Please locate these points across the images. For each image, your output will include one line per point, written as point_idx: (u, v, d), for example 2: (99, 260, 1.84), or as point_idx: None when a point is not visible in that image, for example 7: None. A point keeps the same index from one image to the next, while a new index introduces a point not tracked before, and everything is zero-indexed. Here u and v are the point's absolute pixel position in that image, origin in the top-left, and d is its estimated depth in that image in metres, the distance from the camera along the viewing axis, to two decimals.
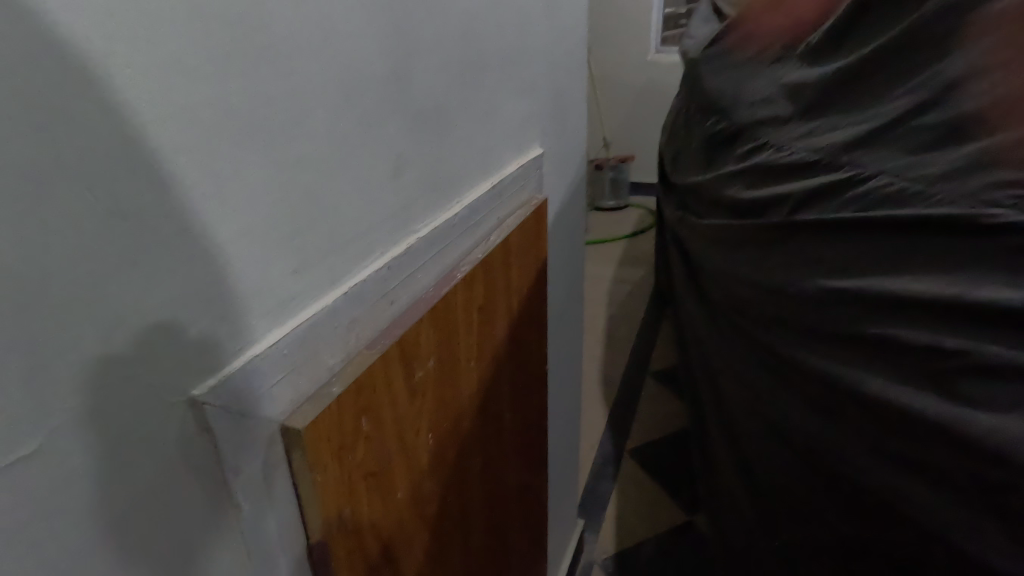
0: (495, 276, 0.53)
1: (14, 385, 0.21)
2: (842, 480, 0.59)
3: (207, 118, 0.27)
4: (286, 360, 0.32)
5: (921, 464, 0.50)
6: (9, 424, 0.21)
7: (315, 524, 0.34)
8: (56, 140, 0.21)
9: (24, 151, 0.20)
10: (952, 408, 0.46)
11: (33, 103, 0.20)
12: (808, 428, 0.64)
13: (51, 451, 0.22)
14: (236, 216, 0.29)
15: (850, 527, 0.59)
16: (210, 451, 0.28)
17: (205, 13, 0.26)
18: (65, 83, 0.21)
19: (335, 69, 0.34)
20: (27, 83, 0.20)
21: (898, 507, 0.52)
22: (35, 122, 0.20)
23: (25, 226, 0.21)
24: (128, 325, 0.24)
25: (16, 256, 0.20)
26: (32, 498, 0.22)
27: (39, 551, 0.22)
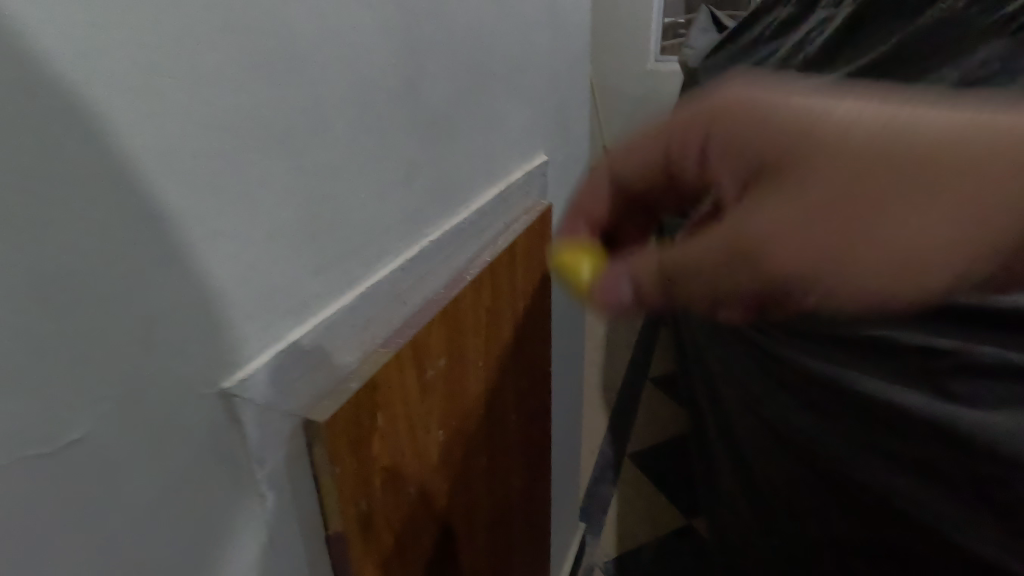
0: (503, 279, 0.54)
1: (62, 376, 0.22)
2: (835, 478, 0.61)
3: (236, 126, 0.28)
4: (307, 356, 0.34)
5: (910, 461, 0.51)
6: (58, 412, 0.22)
7: (332, 514, 0.36)
8: (105, 148, 0.23)
9: (71, 158, 0.22)
10: (941, 405, 0.48)
11: (83, 113, 0.22)
12: (805, 426, 0.65)
13: (94, 438, 0.24)
14: (262, 218, 0.31)
15: (845, 523, 0.61)
16: (236, 441, 0.30)
17: (234, 27, 0.27)
18: (113, 95, 0.23)
19: (352, 79, 0.36)
20: (78, 96, 0.22)
21: (890, 503, 0.54)
22: (82, 131, 0.22)
23: (75, 227, 0.22)
24: (163, 321, 0.26)
25: (65, 255, 0.22)
26: (77, 482, 0.23)
27: (82, 532, 0.24)
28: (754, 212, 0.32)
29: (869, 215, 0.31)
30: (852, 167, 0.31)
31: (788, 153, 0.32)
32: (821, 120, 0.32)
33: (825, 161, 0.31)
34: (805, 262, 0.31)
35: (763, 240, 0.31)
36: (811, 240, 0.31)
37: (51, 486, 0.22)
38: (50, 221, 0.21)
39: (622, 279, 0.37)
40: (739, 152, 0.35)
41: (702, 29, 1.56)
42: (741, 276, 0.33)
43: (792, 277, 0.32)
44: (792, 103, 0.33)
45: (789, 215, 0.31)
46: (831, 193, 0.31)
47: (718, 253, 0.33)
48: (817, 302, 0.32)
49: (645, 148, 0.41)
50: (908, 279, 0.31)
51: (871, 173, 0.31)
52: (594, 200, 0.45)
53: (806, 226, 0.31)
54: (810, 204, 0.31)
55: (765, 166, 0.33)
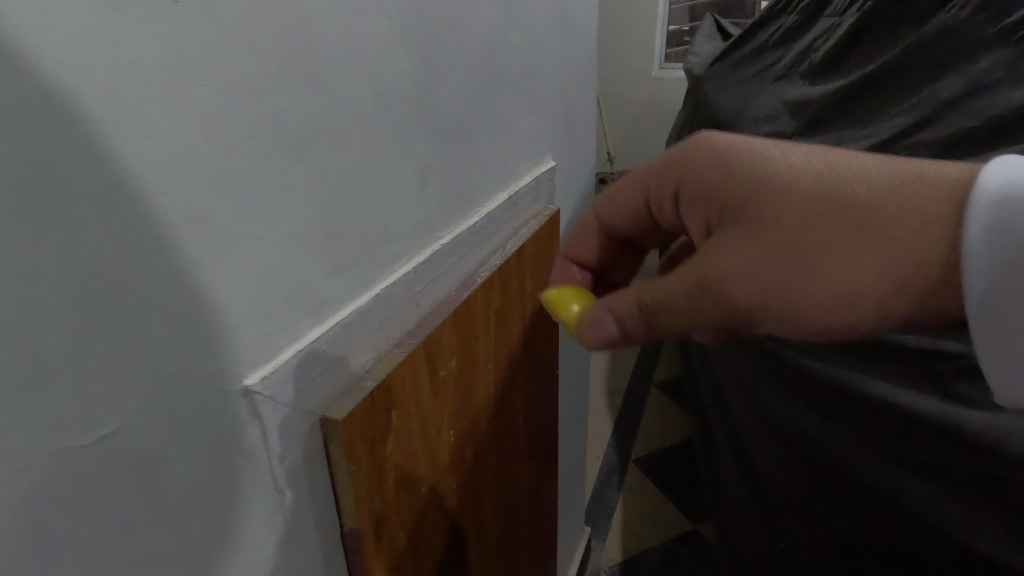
0: (512, 282, 0.55)
1: (100, 373, 0.23)
2: (842, 481, 0.61)
3: (260, 133, 0.29)
4: (325, 356, 0.35)
5: (914, 462, 0.52)
6: (97, 408, 0.23)
7: (348, 512, 0.37)
8: (142, 152, 0.24)
9: (112, 165, 0.23)
10: (947, 408, 0.48)
11: (124, 121, 0.23)
12: (813, 430, 0.65)
13: (127, 432, 0.25)
14: (284, 221, 0.32)
15: (851, 525, 0.61)
16: (257, 438, 0.31)
17: (260, 38, 0.29)
18: (149, 103, 0.24)
19: (370, 87, 0.37)
20: (121, 105, 0.23)
21: (895, 505, 0.54)
22: (122, 137, 0.23)
23: (111, 229, 0.23)
24: (191, 320, 0.27)
25: (103, 256, 0.23)
26: (111, 474, 0.24)
27: (115, 523, 0.25)
28: (715, 253, 0.38)
29: (810, 256, 0.36)
30: (792, 218, 0.36)
31: (742, 203, 0.38)
32: (768, 175, 0.37)
33: (772, 210, 0.37)
34: (754, 299, 0.37)
35: (721, 280, 0.37)
36: (763, 280, 0.36)
37: (87, 478, 0.23)
38: (89, 222, 0.22)
39: (606, 316, 0.42)
40: (705, 198, 0.40)
41: (707, 37, 1.57)
42: (705, 309, 0.38)
43: (746, 310, 0.37)
44: (744, 160, 0.39)
45: (743, 258, 0.37)
46: (777, 239, 0.36)
47: (685, 291, 0.39)
48: (775, 330, 0.38)
49: (628, 193, 0.46)
50: (843, 309, 0.35)
51: (810, 218, 0.36)
52: (586, 240, 0.51)
53: (756, 268, 0.36)
54: (759, 246, 0.37)
55: (724, 212, 0.39)
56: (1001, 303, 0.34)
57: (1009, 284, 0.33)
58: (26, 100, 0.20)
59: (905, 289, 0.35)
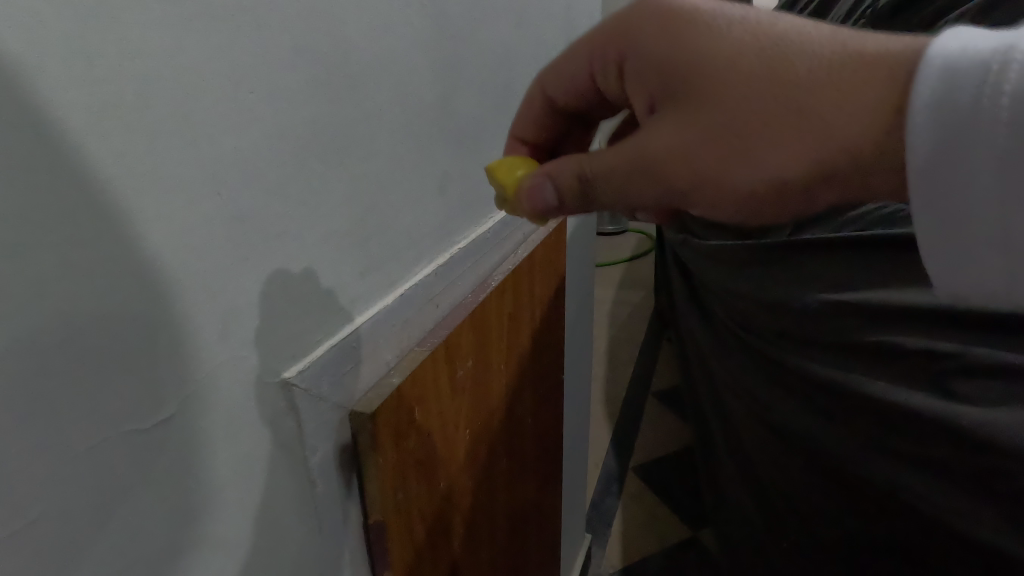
0: (523, 286, 0.57)
1: (161, 360, 0.26)
2: (844, 480, 0.63)
3: (302, 140, 0.31)
4: (355, 351, 0.37)
5: (913, 458, 0.54)
6: (158, 394, 0.26)
7: (373, 505, 0.38)
8: (204, 158, 0.26)
9: (180, 170, 0.25)
10: (945, 405, 0.50)
11: (189, 130, 0.25)
12: (813, 431, 0.67)
13: (182, 418, 0.27)
14: (319, 223, 0.33)
15: (853, 524, 0.63)
16: (294, 429, 0.33)
17: (304, 51, 0.31)
18: (208, 113, 0.26)
19: (398, 96, 0.39)
20: (188, 116, 0.25)
21: (893, 501, 0.56)
22: (187, 144, 0.25)
23: (177, 227, 0.25)
24: (239, 313, 0.29)
25: (169, 253, 0.25)
26: (168, 455, 0.27)
27: (170, 500, 0.27)
28: (653, 132, 0.35)
29: (745, 134, 0.32)
30: (727, 93, 0.33)
31: (684, 74, 0.34)
32: (714, 44, 0.33)
33: (709, 83, 0.33)
34: (690, 179, 0.34)
35: (659, 159, 0.35)
36: (693, 160, 0.34)
37: (147, 457, 0.26)
38: (159, 224, 0.25)
39: (546, 181, 0.39)
40: (649, 70, 0.36)
41: None
42: (643, 185, 0.36)
43: (680, 188, 0.35)
44: (694, 25, 0.34)
45: (680, 137, 0.34)
46: (715, 116, 0.33)
47: (631, 165, 0.36)
48: (709, 210, 0.35)
49: (574, 68, 0.41)
50: (772, 195, 0.33)
51: (751, 95, 0.32)
52: (529, 118, 0.46)
53: (690, 149, 0.34)
54: (698, 122, 0.33)
55: (669, 84, 0.35)
56: (940, 176, 0.30)
57: (946, 157, 0.30)
58: (113, 109, 0.22)
59: (833, 170, 0.32)
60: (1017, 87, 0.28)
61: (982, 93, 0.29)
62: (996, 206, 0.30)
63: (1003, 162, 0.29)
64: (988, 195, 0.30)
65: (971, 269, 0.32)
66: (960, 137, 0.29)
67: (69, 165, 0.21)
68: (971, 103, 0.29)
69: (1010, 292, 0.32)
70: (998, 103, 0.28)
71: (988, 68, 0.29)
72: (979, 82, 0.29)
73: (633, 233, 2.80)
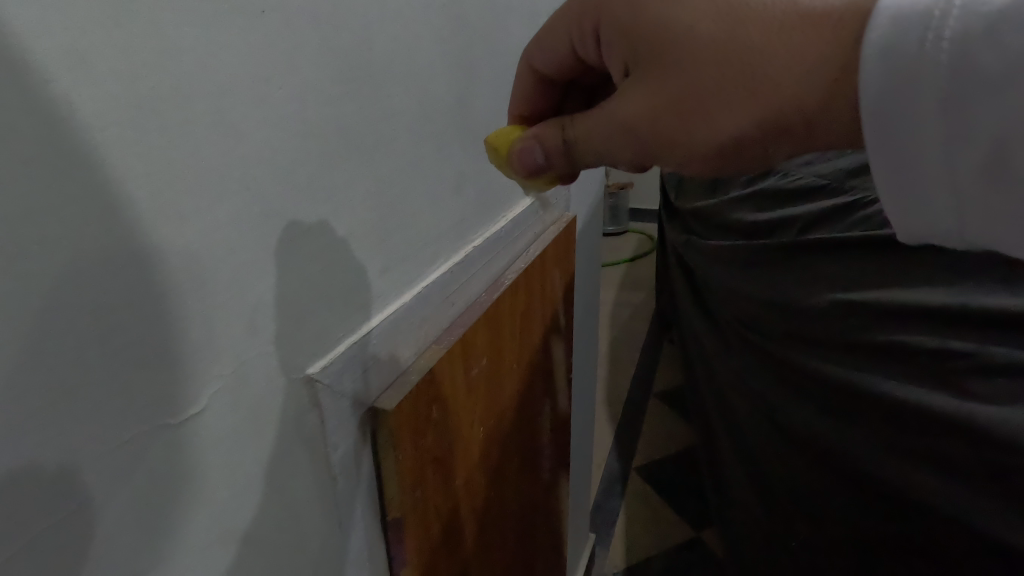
0: (535, 285, 0.57)
1: (192, 355, 0.26)
2: (854, 478, 0.63)
3: (326, 137, 0.32)
4: (377, 349, 0.37)
5: (925, 455, 0.54)
6: (189, 389, 0.26)
7: (391, 501, 0.38)
8: (236, 155, 0.26)
9: (213, 167, 0.26)
10: (960, 403, 0.51)
11: (223, 126, 0.26)
12: (821, 430, 0.68)
13: (211, 412, 0.27)
14: (343, 220, 0.34)
15: (863, 522, 0.63)
16: (317, 425, 0.33)
17: (330, 48, 0.31)
18: (240, 110, 0.26)
19: (419, 93, 0.39)
20: (221, 112, 0.25)
21: (902, 498, 0.57)
22: (221, 141, 0.26)
23: (209, 225, 0.26)
24: (267, 309, 0.29)
25: (201, 250, 0.26)
26: (197, 449, 0.27)
27: (196, 493, 0.28)
28: (628, 96, 0.37)
29: (706, 96, 0.35)
30: (694, 58, 0.35)
31: (654, 42, 0.36)
32: (678, 10, 0.35)
33: (677, 49, 0.35)
34: (660, 141, 0.37)
35: (632, 123, 0.37)
36: (662, 122, 0.36)
37: (177, 451, 0.26)
38: (193, 222, 0.25)
39: (533, 143, 0.41)
40: (624, 38, 0.37)
41: None
42: (619, 148, 0.39)
43: (652, 149, 0.38)
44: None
45: (650, 102, 0.36)
46: (679, 82, 0.35)
47: (607, 129, 0.38)
48: (682, 167, 0.38)
49: (558, 41, 0.42)
50: (734, 153, 0.36)
51: (711, 57, 0.34)
52: (520, 95, 0.46)
53: (658, 114, 0.36)
54: (666, 88, 0.36)
55: (639, 52, 0.37)
56: (890, 118, 0.32)
57: (895, 99, 0.31)
58: (153, 107, 0.23)
59: (785, 125, 0.34)
60: (958, 29, 0.29)
61: (926, 38, 0.30)
62: (943, 144, 0.31)
63: (947, 100, 0.30)
64: (936, 134, 0.31)
65: (925, 205, 0.34)
66: (905, 79, 0.31)
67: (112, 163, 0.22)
68: (916, 48, 0.30)
69: (964, 229, 0.34)
70: (939, 46, 0.30)
71: (931, 13, 0.30)
72: (923, 26, 0.30)
73: (632, 234, 2.80)
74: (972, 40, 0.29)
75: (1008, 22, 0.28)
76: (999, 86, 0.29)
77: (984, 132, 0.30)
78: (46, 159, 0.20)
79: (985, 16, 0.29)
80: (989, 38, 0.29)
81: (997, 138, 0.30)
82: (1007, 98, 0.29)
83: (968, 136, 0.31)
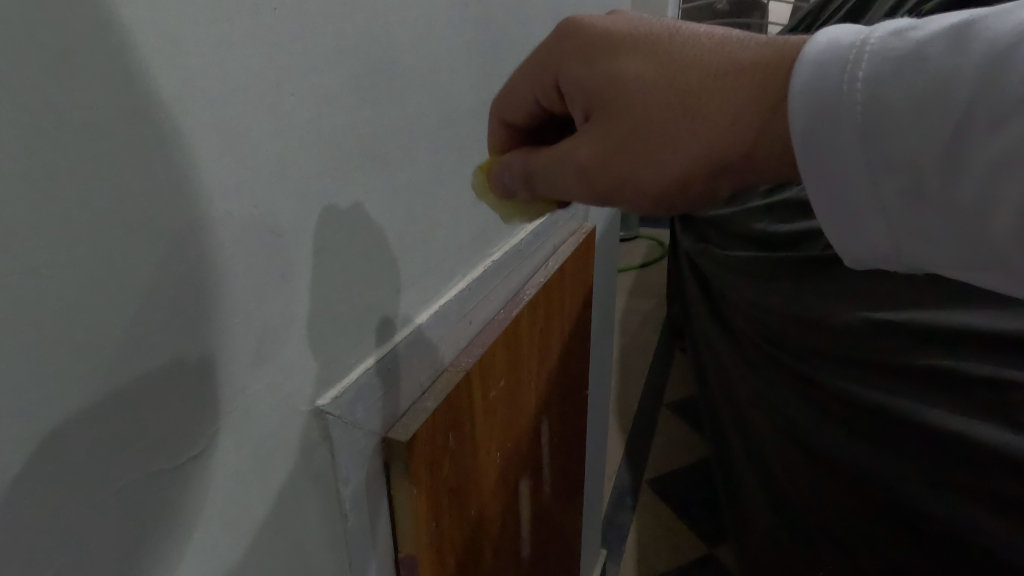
0: (554, 301, 0.54)
1: (195, 389, 0.24)
2: (900, 511, 0.61)
3: (339, 150, 0.30)
4: (389, 375, 0.35)
5: (984, 491, 0.52)
6: (192, 425, 0.24)
7: (405, 537, 0.36)
8: (241, 170, 0.25)
9: (219, 184, 0.24)
10: (1013, 439, 0.48)
11: (230, 136, 0.24)
12: (865, 459, 0.65)
13: (214, 451, 0.26)
14: (358, 239, 0.32)
15: (909, 558, 0.61)
16: (327, 458, 0.31)
17: (345, 54, 0.29)
18: (252, 117, 0.25)
19: (436, 101, 0.37)
20: (228, 120, 0.24)
21: (958, 534, 0.54)
22: (227, 154, 0.24)
23: (214, 245, 0.24)
24: (274, 334, 0.28)
25: (207, 274, 0.24)
26: (200, 489, 0.25)
27: (199, 535, 0.26)
28: (581, 139, 0.36)
29: (648, 140, 0.34)
30: (641, 106, 0.34)
31: (606, 90, 0.35)
32: (622, 59, 0.35)
33: (626, 97, 0.35)
34: (612, 184, 0.36)
35: (585, 164, 0.36)
36: (613, 165, 0.35)
37: (179, 494, 0.24)
38: (197, 242, 0.23)
39: (504, 168, 0.40)
40: (577, 85, 0.36)
41: None
42: (574, 187, 0.38)
43: (604, 191, 0.36)
44: (605, 44, 0.36)
45: (600, 145, 0.35)
46: (625, 128, 0.35)
47: (561, 169, 0.37)
48: (633, 208, 0.37)
49: (517, 91, 0.40)
50: (681, 196, 0.34)
51: (651, 104, 0.34)
52: (495, 143, 0.43)
53: (608, 156, 0.35)
54: (615, 132, 0.35)
55: (592, 98, 0.36)
56: (818, 155, 0.31)
57: (820, 137, 0.30)
58: (152, 116, 0.21)
59: (724, 164, 0.33)
60: (870, 72, 0.29)
61: (843, 80, 0.30)
62: (869, 176, 0.30)
63: (864, 134, 0.29)
64: (861, 167, 0.30)
65: (862, 233, 0.32)
66: (830, 121, 0.30)
67: (109, 181, 0.20)
68: (835, 89, 0.30)
69: (903, 254, 0.32)
70: (855, 87, 0.29)
71: (846, 56, 0.30)
72: (840, 69, 0.30)
73: (644, 241, 2.78)
74: (883, 81, 0.29)
75: (912, 62, 0.28)
76: (912, 117, 0.28)
77: (904, 161, 0.29)
78: (43, 173, 0.18)
79: (894, 59, 0.29)
80: (899, 78, 0.28)
81: (917, 165, 0.29)
82: (921, 128, 0.28)
83: (890, 165, 0.29)
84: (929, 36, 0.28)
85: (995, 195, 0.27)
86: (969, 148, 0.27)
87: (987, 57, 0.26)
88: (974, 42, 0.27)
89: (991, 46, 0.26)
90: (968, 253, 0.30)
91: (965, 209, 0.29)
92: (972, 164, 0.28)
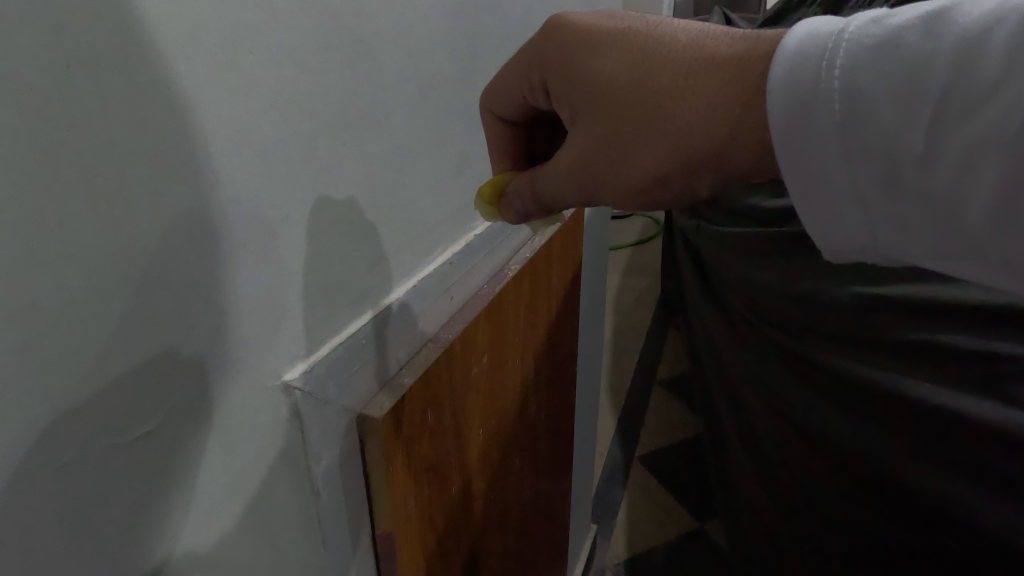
0: (541, 276, 0.53)
1: (146, 362, 0.23)
2: (889, 487, 0.61)
3: (308, 117, 0.28)
4: (364, 349, 0.34)
5: (975, 466, 0.52)
6: (143, 401, 0.23)
7: (381, 515, 0.36)
8: (193, 135, 0.23)
9: (161, 147, 0.22)
10: (1009, 412, 0.49)
11: (178, 95, 0.22)
12: (853, 433, 0.65)
13: (171, 428, 0.24)
14: (327, 209, 0.31)
15: (902, 534, 0.61)
16: (297, 436, 0.31)
17: (315, 13, 0.28)
18: (205, 74, 0.23)
19: (417, 67, 0.36)
20: (177, 79, 0.22)
21: (948, 508, 0.54)
22: (174, 114, 0.22)
23: (161, 212, 0.23)
24: (234, 309, 0.27)
25: (155, 241, 0.22)
26: (154, 468, 0.24)
27: (157, 516, 0.24)
28: (567, 146, 0.37)
29: (627, 142, 0.34)
30: (619, 108, 0.34)
31: (586, 91, 0.35)
32: (599, 60, 0.35)
33: (604, 100, 0.34)
34: (597, 187, 0.36)
35: (570, 168, 0.37)
36: (597, 170, 0.36)
37: (131, 472, 0.23)
38: (143, 209, 0.22)
39: (514, 200, 0.40)
40: (558, 88, 0.36)
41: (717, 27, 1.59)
42: (561, 189, 0.38)
43: (591, 192, 0.37)
44: (583, 44, 0.35)
45: (586, 145, 0.36)
46: (605, 131, 0.35)
47: (551, 172, 0.38)
48: (619, 207, 0.37)
49: (505, 89, 0.39)
50: (664, 195, 0.35)
51: (632, 104, 0.34)
52: (495, 147, 0.42)
53: (590, 157, 0.36)
54: (595, 134, 0.35)
55: (573, 101, 0.36)
56: (797, 148, 0.30)
57: (797, 131, 0.29)
58: (86, 71, 0.19)
59: (699, 162, 0.32)
60: (849, 58, 0.28)
61: (820, 68, 0.28)
62: (846, 166, 0.29)
63: (842, 127, 0.28)
64: (839, 157, 0.29)
65: (838, 225, 0.31)
66: (807, 116, 0.29)
67: (40, 140, 0.18)
68: (812, 77, 0.29)
69: (879, 246, 0.31)
70: (832, 76, 0.28)
71: (823, 44, 0.29)
72: (817, 57, 0.29)
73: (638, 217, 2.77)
74: (860, 70, 0.28)
75: (889, 49, 0.27)
76: (890, 107, 0.27)
77: (880, 150, 0.28)
78: None
79: (871, 47, 0.28)
80: (875, 67, 0.27)
81: (894, 153, 0.28)
82: (899, 117, 0.27)
83: (866, 154, 0.28)
84: (905, 25, 0.27)
85: (970, 184, 0.27)
86: (946, 136, 0.27)
87: (960, 44, 0.26)
88: (948, 30, 0.26)
89: (964, 34, 0.26)
90: (944, 242, 0.29)
91: (940, 199, 0.28)
92: (949, 151, 0.27)
